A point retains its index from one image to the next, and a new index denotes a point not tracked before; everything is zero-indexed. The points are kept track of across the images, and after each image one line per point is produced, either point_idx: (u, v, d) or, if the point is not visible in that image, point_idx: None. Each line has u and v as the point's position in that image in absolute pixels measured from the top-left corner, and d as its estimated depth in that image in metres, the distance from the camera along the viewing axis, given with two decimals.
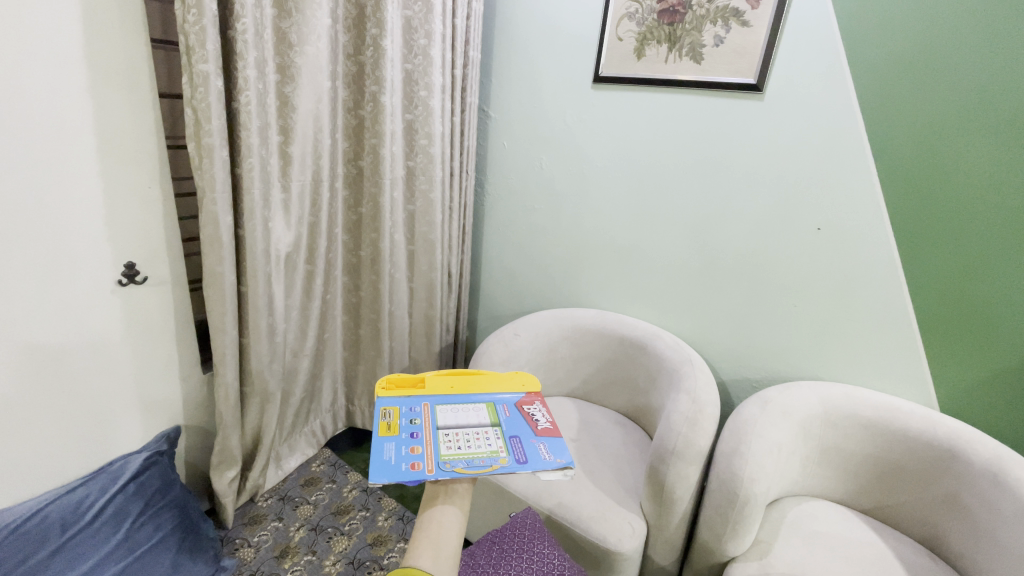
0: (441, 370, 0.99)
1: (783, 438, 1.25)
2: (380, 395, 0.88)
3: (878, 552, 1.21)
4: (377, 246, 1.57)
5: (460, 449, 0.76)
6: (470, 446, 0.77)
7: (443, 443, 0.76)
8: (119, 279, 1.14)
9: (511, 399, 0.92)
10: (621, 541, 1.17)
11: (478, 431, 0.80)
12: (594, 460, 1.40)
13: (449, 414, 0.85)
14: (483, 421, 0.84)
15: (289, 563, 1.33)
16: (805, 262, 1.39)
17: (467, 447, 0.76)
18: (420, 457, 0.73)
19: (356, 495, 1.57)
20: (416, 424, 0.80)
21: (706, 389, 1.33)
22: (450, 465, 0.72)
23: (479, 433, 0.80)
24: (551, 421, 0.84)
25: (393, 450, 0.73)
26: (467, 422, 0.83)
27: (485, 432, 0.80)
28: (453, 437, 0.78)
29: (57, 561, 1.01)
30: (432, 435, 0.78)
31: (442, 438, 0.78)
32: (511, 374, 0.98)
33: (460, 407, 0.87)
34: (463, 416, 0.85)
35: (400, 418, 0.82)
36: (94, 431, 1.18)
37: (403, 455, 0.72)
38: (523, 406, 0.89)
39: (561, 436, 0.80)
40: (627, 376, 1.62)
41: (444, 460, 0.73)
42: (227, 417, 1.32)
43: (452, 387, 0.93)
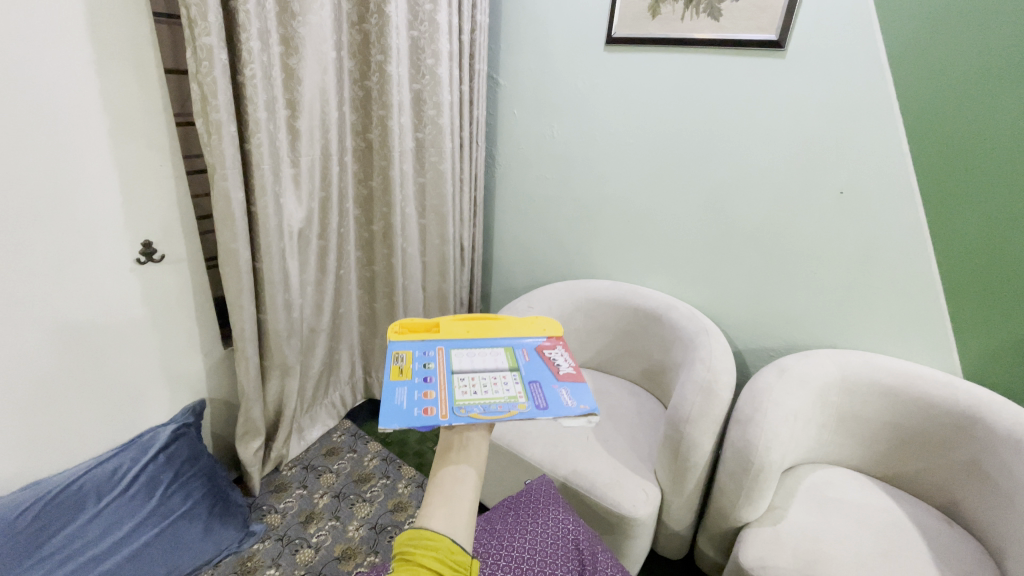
0: (456, 315, 0.99)
1: (800, 406, 1.25)
2: (395, 339, 0.89)
3: (892, 517, 1.21)
4: (388, 220, 1.57)
5: (475, 393, 0.76)
6: (487, 390, 0.77)
7: (458, 388, 0.77)
8: (138, 257, 1.15)
9: (531, 343, 0.92)
10: (635, 507, 1.19)
11: (496, 376, 0.81)
12: (608, 429, 1.42)
13: (465, 358, 0.85)
14: (501, 365, 0.84)
15: (314, 528, 1.36)
16: (826, 226, 1.35)
17: (484, 392, 0.76)
18: (434, 402, 0.73)
19: (377, 464, 1.60)
20: (429, 369, 0.81)
21: (722, 358, 1.33)
22: (465, 411, 0.72)
23: (497, 379, 0.80)
24: (572, 366, 0.83)
25: (405, 395, 0.74)
26: (484, 366, 0.83)
27: (503, 376, 0.81)
28: (469, 382, 0.79)
29: (95, 526, 1.03)
30: (447, 380, 0.78)
31: (458, 384, 0.78)
32: (531, 320, 0.98)
33: (477, 351, 0.88)
34: (480, 360, 0.85)
35: (413, 362, 0.82)
36: (122, 406, 1.21)
37: (416, 400, 0.73)
38: (544, 350, 0.89)
39: (582, 381, 0.79)
40: (642, 347, 1.61)
41: (459, 405, 0.73)
42: (249, 389, 1.35)
43: (467, 331, 0.94)
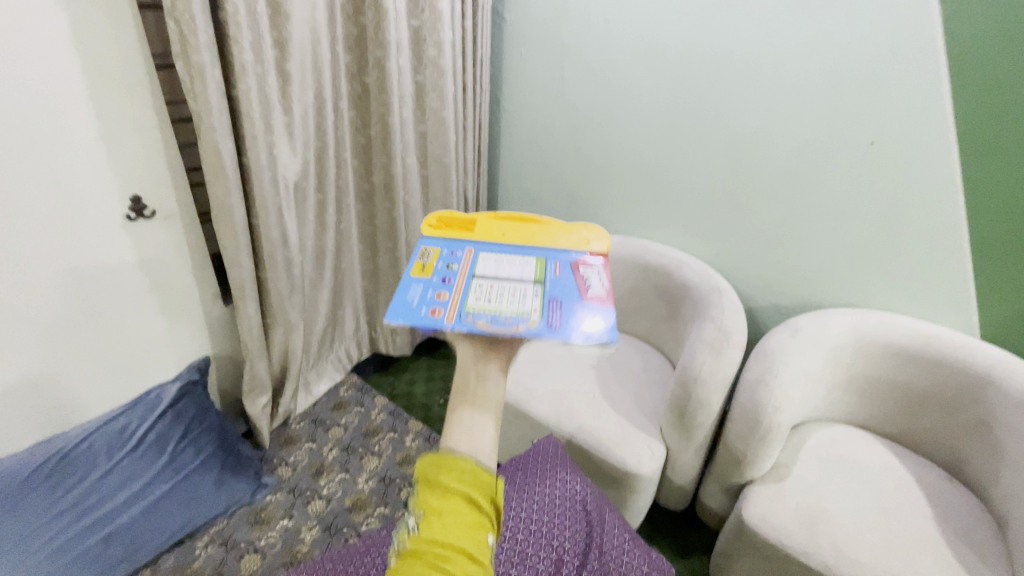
0: (496, 214, 0.94)
1: (810, 367, 1.23)
2: (427, 234, 0.88)
3: (896, 475, 1.22)
4: (389, 171, 1.49)
5: (488, 301, 0.73)
6: (501, 299, 0.73)
7: (472, 293, 0.74)
8: (127, 213, 1.10)
9: (567, 258, 0.85)
10: (640, 463, 1.20)
11: (517, 286, 0.76)
12: (615, 386, 1.40)
13: (491, 264, 0.82)
14: (527, 276, 0.79)
15: (324, 480, 1.38)
16: (853, 180, 1.27)
17: (497, 301, 0.73)
18: (444, 304, 0.72)
19: (384, 418, 1.61)
20: (452, 269, 0.80)
21: (734, 318, 1.29)
22: (472, 316, 0.69)
23: (517, 289, 0.75)
24: (604, 289, 0.77)
25: (419, 292, 0.74)
26: (509, 273, 0.79)
27: (524, 288, 0.76)
28: (486, 288, 0.76)
29: (108, 483, 1.05)
30: (464, 283, 0.76)
31: (474, 288, 0.75)
32: (574, 229, 0.90)
33: (506, 258, 0.84)
34: (506, 267, 0.81)
35: (437, 261, 0.82)
36: (126, 364, 1.21)
37: (427, 299, 0.73)
38: (580, 265, 0.83)
39: (607, 307, 0.73)
40: (652, 303, 1.56)
41: (468, 309, 0.71)
42: (253, 347, 1.33)
43: (503, 233, 0.89)
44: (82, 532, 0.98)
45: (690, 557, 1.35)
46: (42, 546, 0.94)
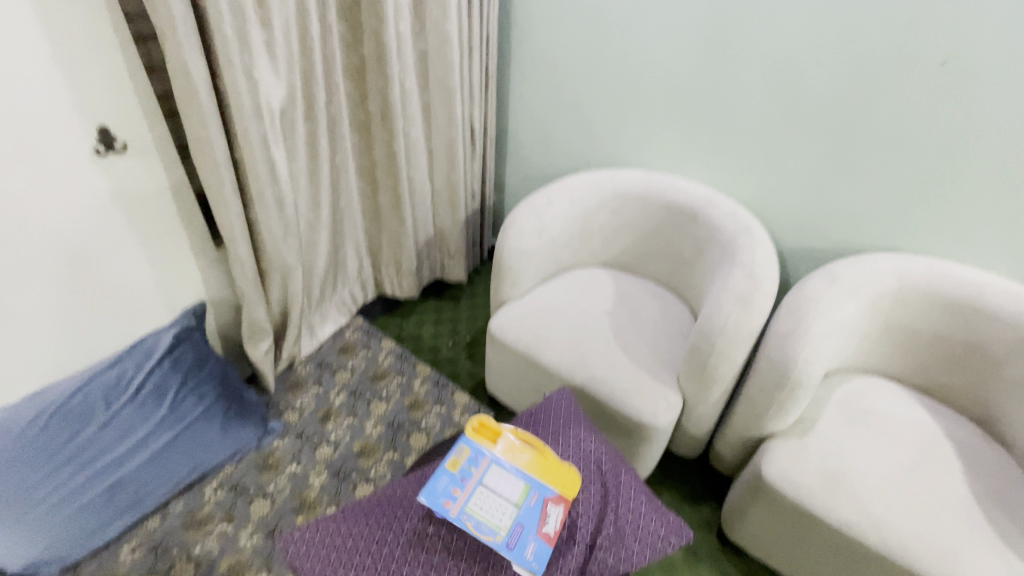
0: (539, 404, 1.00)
1: (845, 318, 1.14)
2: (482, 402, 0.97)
3: (925, 431, 1.16)
4: (386, 97, 1.34)
5: (482, 499, 0.83)
6: (491, 501, 0.83)
7: (477, 487, 0.84)
8: (96, 146, 0.99)
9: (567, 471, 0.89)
10: (655, 416, 1.15)
11: (508, 490, 0.84)
12: (630, 334, 1.32)
13: (508, 450, 0.89)
14: (523, 478, 0.86)
15: (332, 425, 1.34)
16: (916, 106, 1.10)
17: (487, 502, 0.82)
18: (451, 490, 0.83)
19: (392, 361, 1.54)
20: (480, 448, 0.89)
21: (765, 265, 1.18)
22: (461, 513, 0.81)
23: (506, 494, 0.83)
24: (558, 524, 0.81)
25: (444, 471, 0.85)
26: (513, 471, 0.87)
27: (512, 493, 0.84)
28: (489, 484, 0.85)
29: (108, 433, 1.02)
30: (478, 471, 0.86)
31: (481, 480, 0.85)
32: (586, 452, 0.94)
33: (522, 448, 0.90)
34: (515, 460, 0.88)
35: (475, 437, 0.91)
36: (118, 311, 1.15)
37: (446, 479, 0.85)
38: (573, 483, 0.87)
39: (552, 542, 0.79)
40: (674, 246, 1.44)
41: (466, 498, 0.83)
42: (249, 292, 1.26)
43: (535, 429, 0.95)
44: (85, 484, 0.98)
45: (699, 504, 1.34)
46: (44, 497, 0.94)
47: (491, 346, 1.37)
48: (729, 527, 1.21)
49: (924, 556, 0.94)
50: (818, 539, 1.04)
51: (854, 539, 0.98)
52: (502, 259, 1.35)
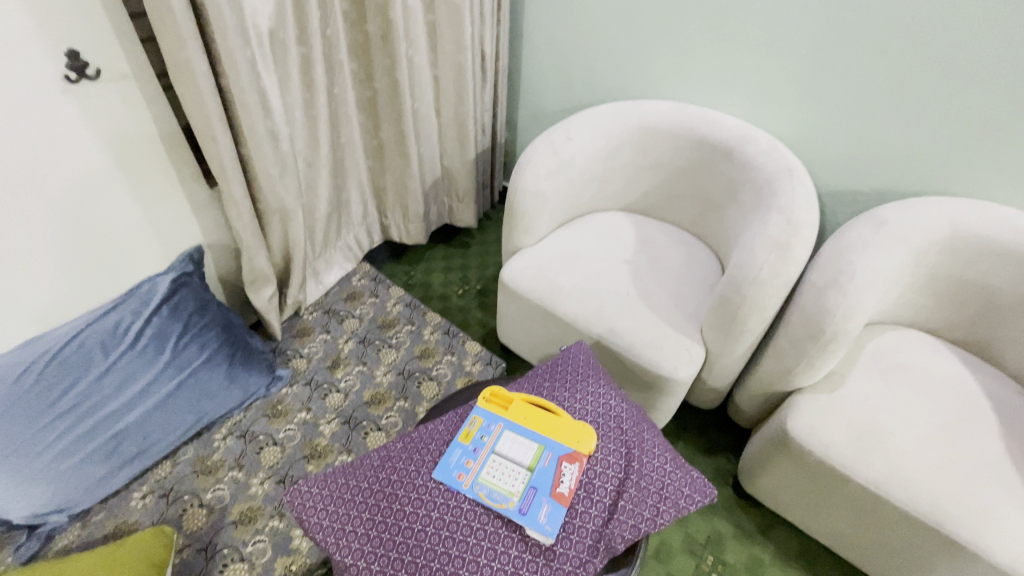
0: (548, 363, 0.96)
1: (891, 269, 1.04)
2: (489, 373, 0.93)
3: (963, 388, 1.09)
4: (387, 17, 1.19)
5: (492, 469, 0.79)
6: (501, 469, 0.79)
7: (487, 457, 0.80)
8: (67, 73, 0.89)
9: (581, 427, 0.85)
10: (676, 370, 1.09)
11: (519, 457, 0.80)
12: (652, 283, 1.24)
13: (518, 417, 0.85)
14: (533, 443, 0.82)
15: (340, 374, 1.29)
16: (998, 22, 0.95)
17: (497, 471, 0.79)
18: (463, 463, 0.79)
19: (401, 309, 1.43)
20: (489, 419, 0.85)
21: (805, 209, 1.07)
22: (473, 485, 0.77)
23: (516, 462, 0.79)
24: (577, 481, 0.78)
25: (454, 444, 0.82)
26: (524, 438, 0.83)
27: (523, 460, 0.80)
28: (499, 452, 0.81)
29: (108, 382, 0.99)
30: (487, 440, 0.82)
31: (493, 451, 0.81)
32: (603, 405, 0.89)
33: (534, 412, 0.86)
34: (527, 426, 0.84)
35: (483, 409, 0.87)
36: (111, 256, 1.09)
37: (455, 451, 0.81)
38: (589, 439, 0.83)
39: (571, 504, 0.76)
40: (702, 188, 1.33)
41: (476, 471, 0.78)
42: (247, 237, 1.19)
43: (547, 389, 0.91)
44: (88, 433, 0.96)
45: (715, 456, 1.32)
46: (47, 447, 0.92)
47: (502, 294, 1.30)
48: (746, 479, 1.19)
49: (957, 517, 0.90)
50: (842, 495, 1.00)
51: (882, 497, 0.94)
52: (516, 200, 1.25)
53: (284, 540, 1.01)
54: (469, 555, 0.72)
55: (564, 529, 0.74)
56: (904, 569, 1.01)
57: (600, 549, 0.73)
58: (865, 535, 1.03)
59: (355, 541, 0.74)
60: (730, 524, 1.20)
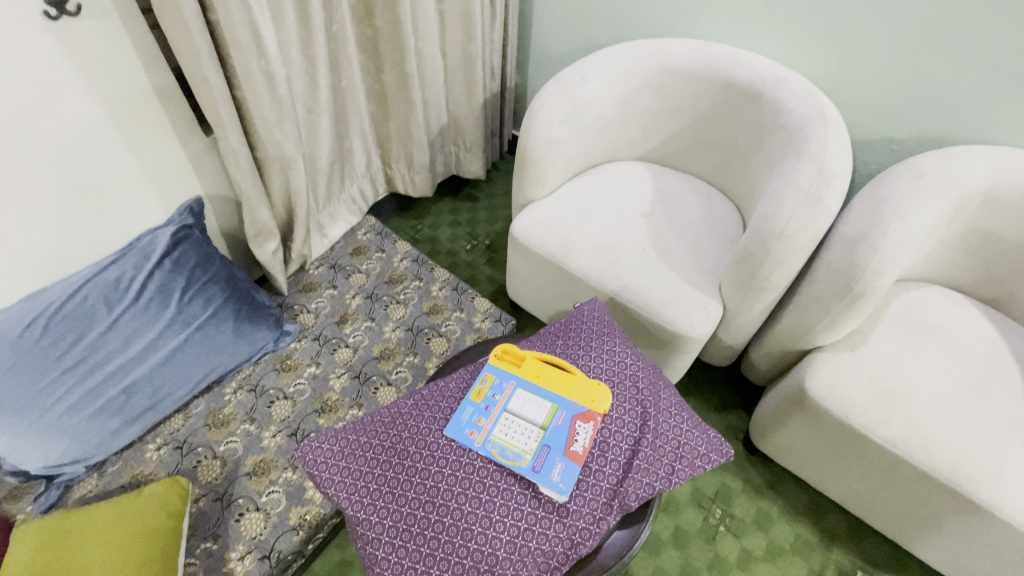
0: (567, 322, 0.93)
1: (927, 222, 0.98)
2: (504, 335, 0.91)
3: (990, 347, 1.05)
4: None
5: (506, 426, 0.78)
6: (515, 425, 0.78)
7: (502, 413, 0.79)
8: (45, 9, 0.81)
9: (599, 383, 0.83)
10: (692, 327, 1.06)
11: (534, 414, 0.79)
12: (669, 237, 1.19)
13: (534, 375, 0.83)
14: (548, 401, 0.81)
15: (349, 329, 1.27)
16: None
17: (511, 428, 0.77)
18: (475, 418, 0.78)
19: (408, 265, 1.40)
20: (504, 376, 0.84)
21: (838, 157, 1.00)
22: (485, 442, 0.76)
23: (530, 419, 0.78)
24: (591, 439, 0.76)
25: (467, 401, 0.81)
26: (539, 395, 0.81)
27: (539, 418, 0.79)
28: (513, 410, 0.80)
29: (115, 337, 0.98)
30: (503, 397, 0.81)
31: (507, 407, 0.80)
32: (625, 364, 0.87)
33: (550, 370, 0.84)
34: (542, 383, 0.83)
35: (499, 365, 0.85)
36: (109, 208, 1.05)
37: (468, 408, 0.80)
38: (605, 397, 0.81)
39: (584, 462, 0.74)
40: (726, 136, 1.25)
41: (489, 427, 0.77)
42: (247, 188, 1.14)
43: (564, 348, 0.88)
44: (98, 387, 0.96)
45: (727, 412, 1.31)
46: (57, 402, 0.92)
47: (513, 249, 1.26)
48: (758, 435, 1.18)
49: (978, 478, 0.88)
50: (857, 453, 0.99)
51: (900, 457, 0.93)
52: (527, 149, 1.18)
53: (298, 491, 1.02)
54: (482, 510, 0.71)
55: (578, 486, 0.73)
56: (915, 525, 1.01)
57: (614, 505, 0.73)
58: (878, 492, 1.02)
59: (367, 496, 0.74)
60: (739, 479, 1.21)
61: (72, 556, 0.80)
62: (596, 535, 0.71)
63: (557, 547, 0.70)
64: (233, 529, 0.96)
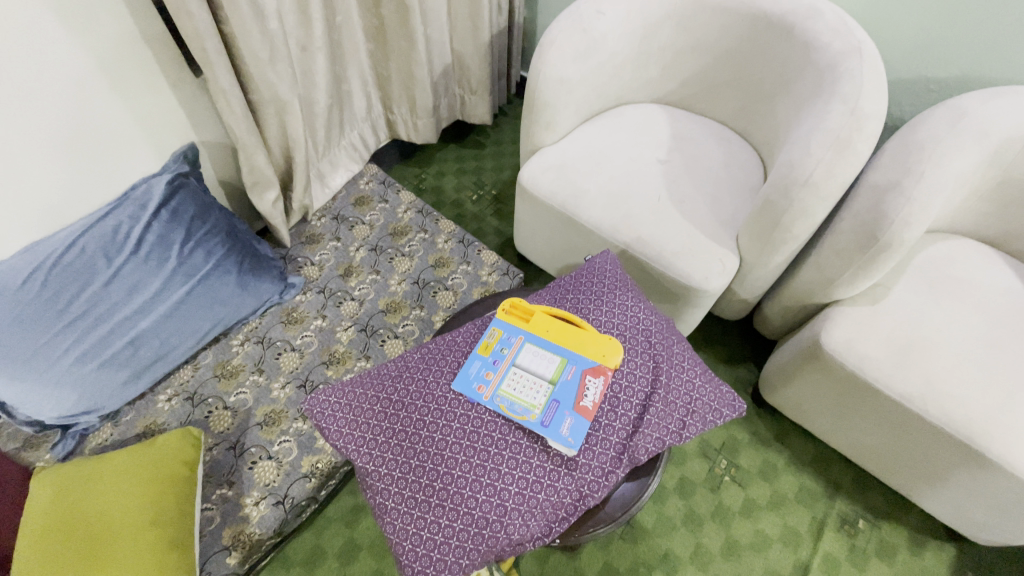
0: (579, 275, 0.90)
1: (964, 169, 0.91)
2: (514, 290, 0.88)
3: (1016, 302, 1.01)
4: None
5: (515, 381, 0.76)
6: (524, 380, 0.77)
7: (511, 369, 0.78)
8: None
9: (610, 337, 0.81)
10: (706, 281, 1.02)
11: (544, 369, 0.78)
12: (685, 185, 1.13)
13: (544, 329, 0.82)
14: (557, 356, 0.79)
15: (354, 282, 1.24)
16: None
17: (520, 383, 0.76)
18: (484, 373, 0.77)
19: (413, 217, 1.34)
20: (514, 330, 0.82)
21: (873, 97, 0.91)
22: (494, 396, 0.75)
23: (540, 374, 0.77)
24: (601, 394, 0.75)
25: (476, 356, 0.79)
26: (549, 350, 0.80)
27: (548, 373, 0.77)
28: (523, 365, 0.78)
29: (116, 289, 0.96)
30: (512, 352, 0.80)
31: (516, 362, 0.78)
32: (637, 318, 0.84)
33: (560, 324, 0.82)
34: (552, 338, 0.81)
35: (509, 319, 0.83)
36: (101, 156, 1.01)
37: (477, 363, 0.79)
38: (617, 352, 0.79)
39: (594, 417, 0.73)
40: (750, 75, 1.16)
41: (498, 382, 0.76)
42: (242, 134, 1.08)
43: (575, 302, 0.86)
44: (103, 340, 0.95)
45: (736, 366, 1.30)
46: (64, 354, 0.92)
47: (521, 199, 1.21)
48: (767, 389, 1.18)
49: (993, 434, 0.87)
50: (869, 408, 0.98)
51: (914, 412, 0.91)
52: (537, 90, 1.10)
53: (309, 440, 1.03)
54: (491, 463, 0.71)
55: (587, 440, 0.73)
56: (921, 478, 1.02)
57: (623, 459, 0.73)
58: (887, 446, 1.02)
59: (375, 448, 0.74)
60: (746, 432, 1.21)
61: (105, 543, 0.80)
62: (604, 487, 0.71)
63: (565, 498, 0.71)
64: (247, 477, 0.98)
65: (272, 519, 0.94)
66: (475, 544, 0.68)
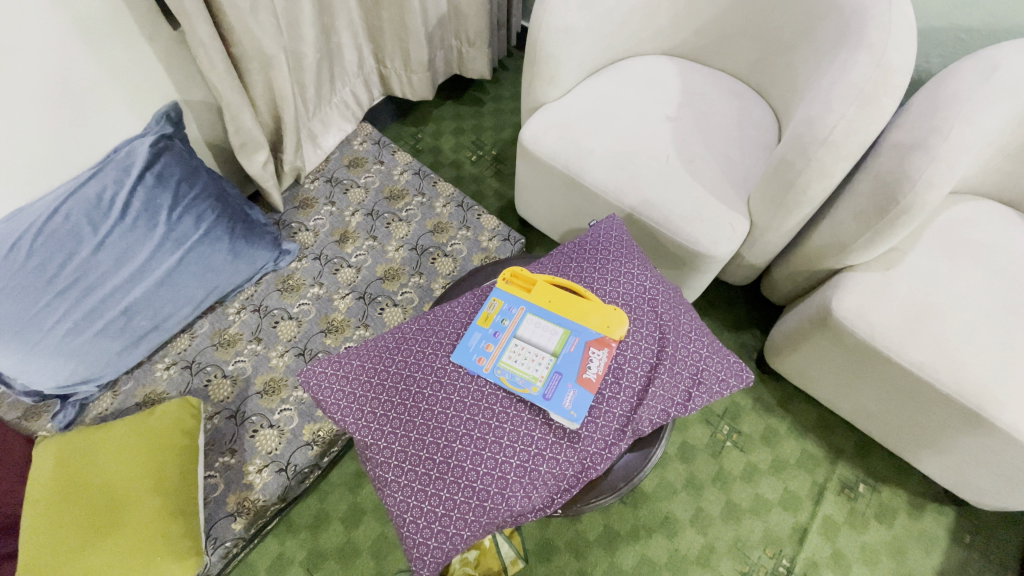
0: (582, 243, 0.86)
1: (994, 125, 0.86)
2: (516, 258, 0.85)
3: None
4: None
5: (516, 353, 0.75)
6: (525, 352, 0.75)
7: (512, 340, 0.76)
8: None
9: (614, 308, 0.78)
10: (715, 246, 0.99)
11: (546, 341, 0.76)
12: (696, 144, 1.08)
13: (545, 299, 0.79)
14: (560, 328, 0.76)
15: (351, 249, 1.20)
16: None
17: (521, 355, 0.74)
18: (484, 344, 0.75)
19: (409, 179, 1.29)
20: (515, 300, 0.79)
21: (902, 46, 0.84)
22: (494, 369, 0.73)
23: (542, 346, 0.75)
24: (604, 367, 0.73)
25: (477, 327, 0.77)
26: (551, 321, 0.77)
27: (550, 345, 0.75)
28: (524, 336, 0.76)
29: (104, 258, 0.93)
30: (513, 323, 0.77)
31: (517, 334, 0.76)
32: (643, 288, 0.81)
33: (563, 294, 0.79)
34: (554, 309, 0.78)
35: (510, 289, 0.80)
36: (78, 117, 0.95)
37: (478, 335, 0.77)
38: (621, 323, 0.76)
39: (597, 390, 0.72)
40: (767, 23, 1.08)
41: (498, 354, 0.74)
42: (226, 92, 1.02)
43: (578, 271, 0.82)
44: (95, 309, 0.93)
45: (741, 332, 1.28)
46: (56, 324, 0.90)
47: (522, 160, 1.15)
48: (773, 355, 1.16)
49: (1005, 402, 0.85)
50: (876, 375, 0.97)
51: (924, 380, 0.90)
52: (538, 41, 1.03)
53: (309, 409, 1.02)
54: (492, 436, 0.70)
55: (590, 412, 0.72)
56: (925, 444, 1.01)
57: (626, 432, 0.71)
58: (892, 412, 1.01)
59: (374, 421, 0.72)
60: (749, 398, 1.21)
61: (124, 504, 0.82)
62: (607, 459, 0.70)
63: (567, 470, 0.70)
64: (249, 445, 0.98)
65: (276, 486, 0.95)
66: (476, 516, 0.67)
